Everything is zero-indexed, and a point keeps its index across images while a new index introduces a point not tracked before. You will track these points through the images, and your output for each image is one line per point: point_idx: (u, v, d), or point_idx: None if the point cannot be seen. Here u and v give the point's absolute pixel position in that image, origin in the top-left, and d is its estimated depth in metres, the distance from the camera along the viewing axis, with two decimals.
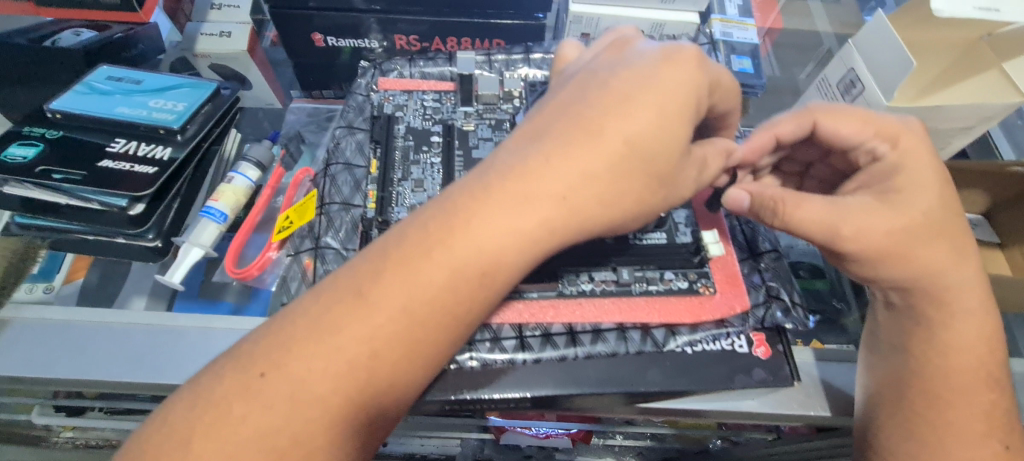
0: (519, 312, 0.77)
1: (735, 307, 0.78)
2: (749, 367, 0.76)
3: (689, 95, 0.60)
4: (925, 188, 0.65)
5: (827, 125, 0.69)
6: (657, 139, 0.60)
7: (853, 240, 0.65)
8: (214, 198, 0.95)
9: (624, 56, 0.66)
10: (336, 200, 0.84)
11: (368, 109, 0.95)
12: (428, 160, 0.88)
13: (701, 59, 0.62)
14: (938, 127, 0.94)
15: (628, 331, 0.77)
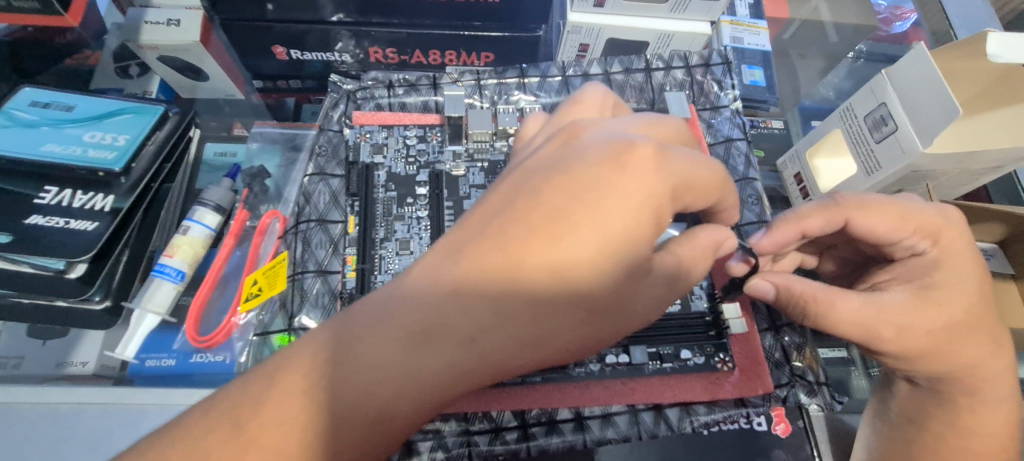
0: (522, 398, 0.69)
1: (756, 388, 0.71)
2: (769, 449, 0.71)
3: (642, 212, 0.51)
4: (961, 289, 0.61)
5: (862, 223, 0.62)
6: (600, 267, 0.50)
7: (893, 341, 0.60)
8: (168, 253, 0.85)
9: (572, 147, 0.55)
10: (311, 269, 0.76)
11: (343, 149, 0.84)
12: (413, 214, 0.78)
13: (660, 164, 0.53)
14: (971, 168, 0.85)
15: (640, 412, 0.71)
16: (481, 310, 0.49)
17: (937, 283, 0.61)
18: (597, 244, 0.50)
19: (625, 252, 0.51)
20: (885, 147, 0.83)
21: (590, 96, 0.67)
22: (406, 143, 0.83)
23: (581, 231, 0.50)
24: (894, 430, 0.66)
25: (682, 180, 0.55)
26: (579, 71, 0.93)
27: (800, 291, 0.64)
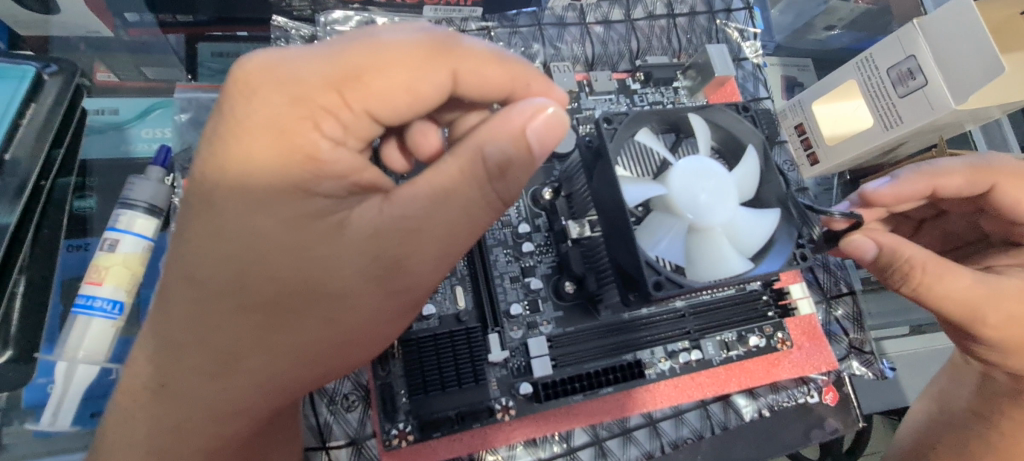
0: (635, 401, 0.87)
1: (822, 366, 0.95)
2: (822, 420, 0.98)
3: (413, 97, 0.68)
4: None
5: (1003, 188, 0.94)
6: (278, 179, 0.63)
7: (995, 327, 0.81)
8: (97, 282, 0.89)
9: (355, 40, 0.66)
10: (512, 304, 0.85)
11: (507, 227, 0.88)
12: (537, 258, 0.88)
13: (426, 60, 0.66)
14: (963, 119, 0.97)
15: (710, 407, 0.95)
16: (231, 301, 0.62)
17: None
18: (290, 235, 0.63)
19: (248, 246, 0.62)
20: (909, 101, 0.93)
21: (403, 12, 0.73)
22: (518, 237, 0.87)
23: (258, 219, 0.62)
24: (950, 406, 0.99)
25: (281, 136, 0.63)
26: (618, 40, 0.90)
27: (908, 257, 0.81)
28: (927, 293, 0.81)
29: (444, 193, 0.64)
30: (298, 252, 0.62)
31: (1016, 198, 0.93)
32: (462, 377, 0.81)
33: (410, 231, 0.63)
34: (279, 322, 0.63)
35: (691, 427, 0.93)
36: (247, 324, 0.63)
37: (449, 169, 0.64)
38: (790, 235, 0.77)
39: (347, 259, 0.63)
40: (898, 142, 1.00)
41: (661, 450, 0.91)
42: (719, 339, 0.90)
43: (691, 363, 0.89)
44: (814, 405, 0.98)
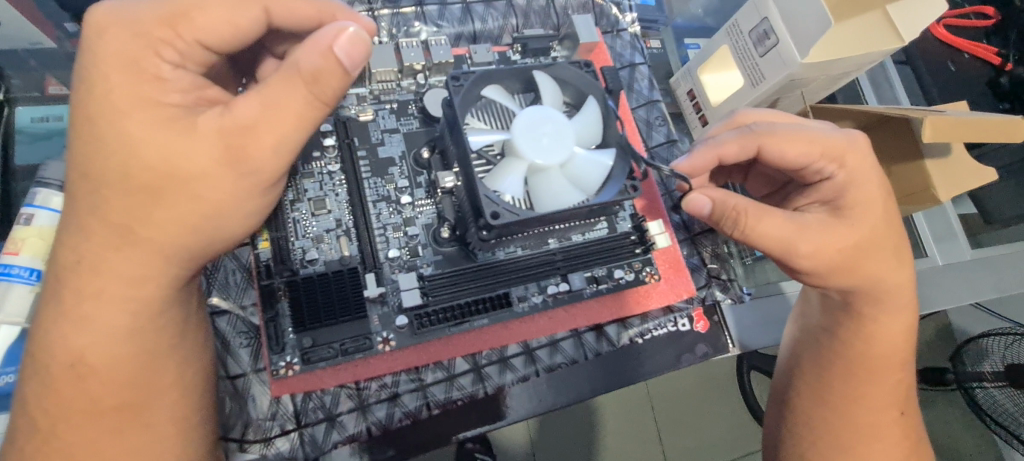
0: (510, 333, 0.93)
1: (682, 292, 1.01)
2: (694, 344, 1.05)
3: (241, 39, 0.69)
4: (871, 205, 0.78)
5: (772, 150, 0.78)
6: (133, 105, 0.64)
7: (807, 257, 0.76)
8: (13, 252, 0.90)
9: None
10: (389, 246, 0.90)
11: (379, 175, 0.93)
12: (415, 205, 0.92)
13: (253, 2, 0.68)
14: (831, 75, 0.96)
15: (584, 335, 1.01)
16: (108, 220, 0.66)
17: (850, 203, 0.78)
18: (152, 135, 0.64)
19: (120, 146, 0.64)
20: (768, 60, 0.91)
21: None
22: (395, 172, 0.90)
23: (130, 125, 0.64)
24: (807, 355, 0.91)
25: (127, 65, 0.64)
26: None
27: (733, 205, 0.75)
28: (744, 231, 0.76)
29: (269, 104, 0.65)
30: (162, 147, 0.64)
31: (802, 139, 0.78)
32: (338, 310, 0.86)
33: (245, 133, 0.65)
34: (142, 214, 0.66)
35: (566, 354, 1.00)
36: (118, 216, 0.66)
37: (271, 88, 0.65)
38: (626, 168, 0.85)
39: (198, 154, 0.65)
40: (773, 98, 0.99)
41: (536, 373, 0.98)
42: (587, 274, 0.94)
43: (561, 295, 0.93)
44: (686, 332, 1.06)
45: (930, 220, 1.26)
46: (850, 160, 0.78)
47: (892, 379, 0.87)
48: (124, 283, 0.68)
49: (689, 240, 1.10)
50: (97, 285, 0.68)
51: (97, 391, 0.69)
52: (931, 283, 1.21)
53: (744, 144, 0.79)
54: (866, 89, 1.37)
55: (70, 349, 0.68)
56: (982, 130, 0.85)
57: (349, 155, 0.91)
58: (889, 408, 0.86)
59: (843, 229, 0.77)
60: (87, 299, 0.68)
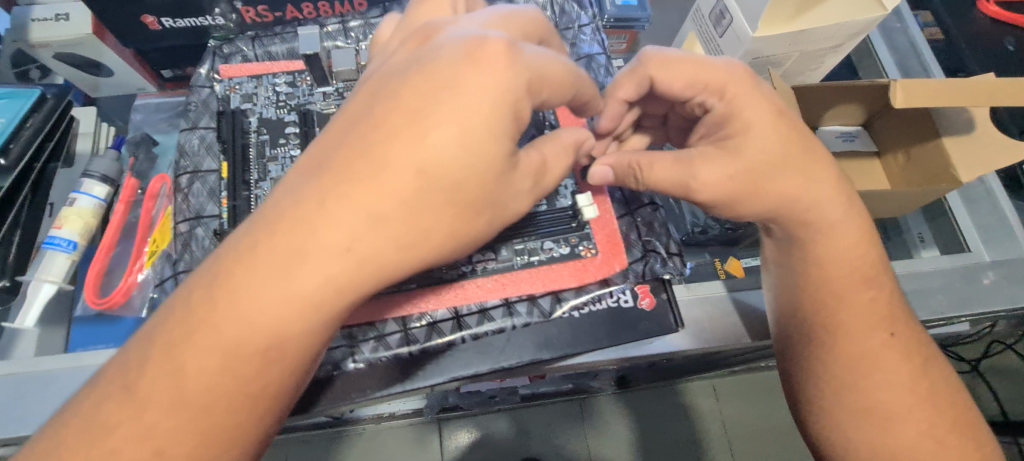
0: (403, 305, 0.74)
1: (614, 267, 0.78)
2: (636, 321, 0.77)
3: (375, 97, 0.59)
4: (759, 132, 0.65)
5: (660, 79, 0.68)
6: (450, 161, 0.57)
7: (704, 189, 0.67)
8: (56, 226, 0.86)
9: (425, 48, 0.62)
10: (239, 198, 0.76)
11: (213, 102, 0.84)
12: (286, 154, 0.81)
13: (510, 53, 0.58)
14: (810, 50, 0.91)
15: (514, 305, 0.77)
16: None
17: (733, 132, 0.67)
18: None
19: None
20: (727, 41, 0.89)
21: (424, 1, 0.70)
22: (276, 89, 0.86)
23: None
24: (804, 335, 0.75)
25: None
26: None
27: (629, 161, 0.72)
28: (645, 182, 0.72)
29: (426, 108, 0.57)
30: (449, 89, 0.57)
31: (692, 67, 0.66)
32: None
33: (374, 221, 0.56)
34: (335, 180, 0.56)
35: (493, 324, 0.75)
36: (305, 192, 0.56)
37: (417, 98, 0.58)
38: None
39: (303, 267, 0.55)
40: None
41: (459, 341, 0.75)
42: (514, 242, 0.78)
43: (489, 265, 0.77)
44: (625, 311, 0.78)
45: (975, 213, 1.11)
46: (734, 88, 0.65)
47: (866, 291, 0.72)
48: (334, 255, 0.55)
49: (648, 203, 0.83)
50: (289, 246, 0.55)
51: (290, 369, 0.57)
52: (978, 274, 1.02)
53: (637, 81, 0.69)
54: (888, 68, 1.23)
55: (249, 336, 0.55)
56: (972, 89, 0.75)
57: (220, 97, 0.84)
58: (879, 322, 0.72)
59: (726, 161, 0.66)
60: (183, 298, 0.56)
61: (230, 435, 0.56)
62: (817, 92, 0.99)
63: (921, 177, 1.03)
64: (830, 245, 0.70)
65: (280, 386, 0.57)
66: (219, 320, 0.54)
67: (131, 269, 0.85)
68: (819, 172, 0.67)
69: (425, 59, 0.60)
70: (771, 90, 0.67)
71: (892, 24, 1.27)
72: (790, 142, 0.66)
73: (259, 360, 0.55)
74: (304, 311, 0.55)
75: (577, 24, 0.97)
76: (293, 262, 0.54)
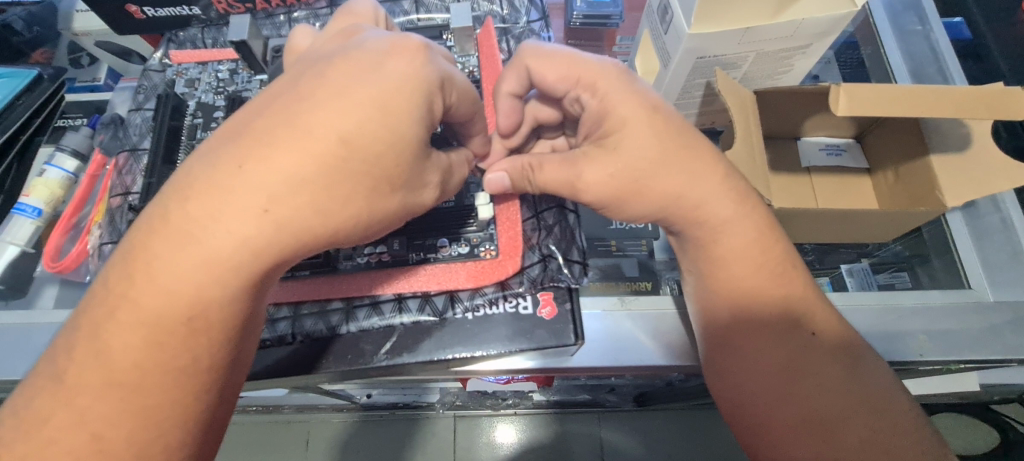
0: (295, 291, 0.76)
1: (509, 270, 0.75)
2: (532, 329, 0.73)
3: (289, 91, 0.54)
4: (635, 131, 0.68)
5: (535, 69, 0.72)
6: (354, 139, 0.52)
7: (590, 191, 0.70)
8: (26, 193, 0.96)
9: (348, 44, 0.59)
10: (157, 178, 0.80)
11: (161, 86, 0.90)
12: (213, 137, 0.85)
13: (425, 54, 0.57)
14: (767, 50, 0.83)
15: (406, 301, 0.75)
16: None
17: (611, 130, 0.69)
18: None
19: None
20: (670, 36, 0.83)
21: (359, 8, 0.70)
22: (217, 75, 0.90)
23: None
24: (740, 363, 0.72)
25: None
26: None
27: (522, 163, 0.72)
28: (539, 184, 0.72)
29: (343, 100, 0.52)
30: (361, 74, 0.54)
31: (564, 63, 0.71)
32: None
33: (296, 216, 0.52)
34: (250, 143, 0.52)
35: (381, 319, 0.74)
36: (226, 156, 0.52)
37: (330, 91, 0.53)
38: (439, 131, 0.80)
39: (222, 252, 0.51)
40: (698, 81, 0.89)
41: (347, 333, 0.74)
42: (409, 238, 0.77)
43: (385, 258, 0.77)
44: (522, 318, 0.74)
45: (985, 247, 0.97)
46: (602, 85, 0.69)
47: (776, 288, 0.73)
48: (250, 218, 0.51)
49: (559, 207, 0.80)
50: (207, 211, 0.51)
51: (219, 338, 0.54)
52: (974, 314, 0.88)
53: (517, 74, 0.74)
54: (900, 75, 1.10)
55: (171, 303, 0.52)
56: (919, 101, 0.69)
57: (166, 82, 0.90)
58: (790, 320, 0.72)
59: (608, 161, 0.68)
60: (109, 271, 0.53)
61: (178, 409, 0.52)
62: (778, 99, 0.89)
63: (907, 198, 0.92)
64: (716, 244, 0.73)
65: (213, 357, 0.54)
66: (140, 291, 0.52)
67: (82, 237, 0.91)
68: (697, 167, 0.70)
69: (347, 50, 0.57)
70: (635, 85, 0.70)
71: (912, 27, 1.13)
72: (663, 138, 0.69)
73: (182, 330, 0.52)
74: (223, 277, 0.52)
75: (524, 19, 0.95)
76: (193, 242, 0.51)
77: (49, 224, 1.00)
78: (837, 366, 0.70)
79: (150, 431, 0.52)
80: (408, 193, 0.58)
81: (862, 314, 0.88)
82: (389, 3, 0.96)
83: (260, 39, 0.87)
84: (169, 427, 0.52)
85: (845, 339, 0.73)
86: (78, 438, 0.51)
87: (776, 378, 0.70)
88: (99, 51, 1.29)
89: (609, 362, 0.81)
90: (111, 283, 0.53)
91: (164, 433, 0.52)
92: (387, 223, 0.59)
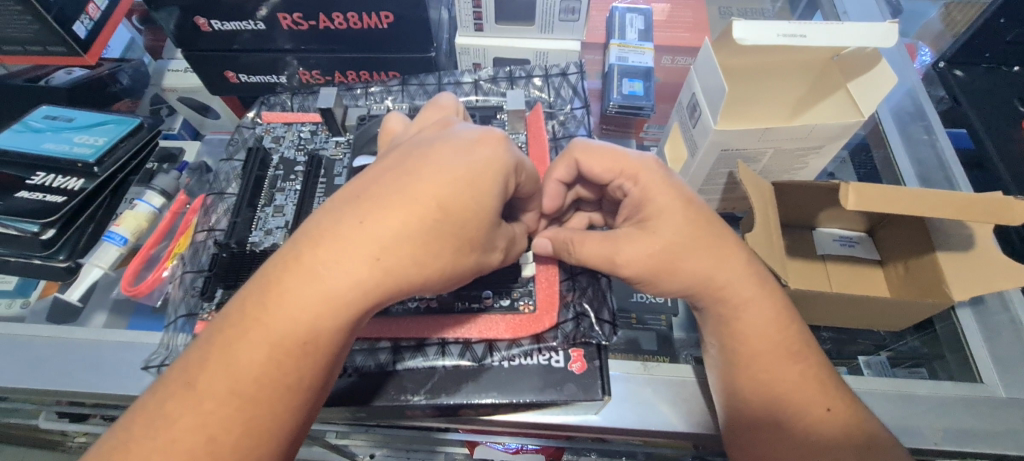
0: None
1: (545, 324, 0.82)
2: (562, 382, 0.79)
3: (399, 166, 0.66)
4: (669, 214, 0.77)
5: (585, 162, 0.82)
6: (451, 206, 0.62)
7: (627, 265, 0.78)
8: (117, 223, 1.07)
9: (445, 131, 0.71)
10: (241, 218, 0.91)
11: (250, 141, 1.04)
12: (292, 188, 0.97)
13: (506, 142, 0.68)
14: (784, 148, 0.94)
15: (449, 345, 0.82)
16: None
17: (648, 214, 0.79)
18: None
19: None
20: (698, 130, 0.95)
21: (444, 101, 0.83)
22: (300, 135, 1.03)
23: None
24: (760, 431, 0.76)
25: None
26: (452, 80, 1.12)
27: (565, 235, 0.81)
28: (578, 254, 0.80)
29: (443, 174, 0.63)
30: (460, 153, 0.65)
31: (609, 156, 0.81)
32: (243, 277, 0.86)
33: (400, 267, 0.61)
34: (368, 204, 0.62)
35: (425, 360, 0.81)
36: (349, 213, 0.62)
37: (432, 166, 0.64)
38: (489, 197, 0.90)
39: (336, 291, 0.60)
40: (723, 170, 1.00)
41: (393, 371, 0.81)
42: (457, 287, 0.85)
43: (433, 304, 0.85)
44: (554, 370, 0.80)
45: (995, 346, 1.01)
46: (643, 177, 0.79)
47: (792, 367, 0.78)
48: (365, 263, 0.60)
49: (592, 271, 0.88)
50: (330, 256, 0.60)
51: (322, 363, 0.62)
52: (987, 409, 0.91)
53: (567, 165, 0.83)
54: (909, 178, 1.19)
55: (293, 328, 0.60)
56: (921, 201, 0.78)
57: (256, 140, 1.04)
58: (806, 399, 0.77)
59: (644, 238, 0.77)
60: (242, 300, 0.62)
61: (262, 428, 0.59)
62: (794, 190, 0.99)
63: (916, 290, 0.98)
64: (738, 320, 0.79)
65: (312, 379, 0.62)
66: (270, 316, 0.60)
67: (160, 267, 1.03)
68: (728, 252, 0.79)
69: (445, 136, 0.69)
70: (673, 178, 0.81)
71: (919, 136, 1.24)
72: (698, 226, 0.78)
73: (298, 352, 0.60)
74: (337, 310, 0.61)
75: (569, 107, 1.08)
76: (314, 281, 0.60)
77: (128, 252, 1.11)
78: (853, 448, 0.73)
79: (249, 437, 0.59)
80: (484, 253, 0.68)
81: (878, 402, 0.92)
82: (452, 86, 1.11)
83: (342, 108, 1.02)
84: (249, 444, 0.59)
85: (861, 419, 0.76)
86: (186, 437, 0.57)
87: (797, 449, 0.74)
88: (179, 106, 1.47)
89: (632, 426, 0.85)
90: (244, 309, 0.61)
91: (257, 441, 0.59)
92: (464, 279, 0.69)
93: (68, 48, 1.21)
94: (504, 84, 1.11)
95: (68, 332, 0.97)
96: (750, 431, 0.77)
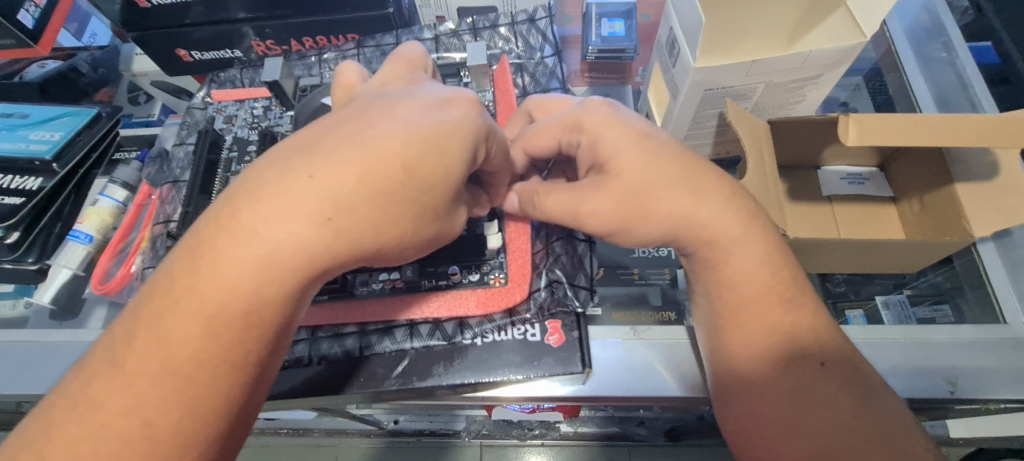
0: (313, 315, 0.79)
1: (516, 298, 0.77)
2: (540, 356, 0.74)
3: (364, 111, 0.60)
4: (643, 158, 0.70)
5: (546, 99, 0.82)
6: (412, 166, 0.57)
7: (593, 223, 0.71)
8: (80, 221, 1.05)
9: (412, 89, 0.64)
10: (193, 209, 0.87)
11: (201, 123, 0.98)
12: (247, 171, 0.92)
13: (479, 109, 0.63)
14: (776, 81, 0.84)
15: (418, 326, 0.78)
16: None
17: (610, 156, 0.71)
18: None
19: None
20: (678, 70, 0.85)
21: (409, 51, 0.75)
22: (253, 112, 0.97)
23: None
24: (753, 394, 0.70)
25: None
26: (412, 37, 1.03)
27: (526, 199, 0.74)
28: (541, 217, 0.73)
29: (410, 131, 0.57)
30: (428, 113, 0.60)
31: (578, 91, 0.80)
32: None
33: (351, 234, 0.56)
34: (318, 154, 0.56)
35: (394, 343, 0.77)
36: (295, 165, 0.56)
37: (391, 119, 0.58)
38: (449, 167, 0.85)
39: (281, 256, 0.55)
40: (711, 112, 0.90)
41: (361, 357, 0.77)
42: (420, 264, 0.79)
43: (400, 285, 0.80)
44: (529, 345, 0.75)
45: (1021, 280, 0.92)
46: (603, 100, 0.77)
47: (782, 316, 0.71)
48: (313, 223, 0.55)
49: (567, 236, 0.82)
50: (273, 213, 0.55)
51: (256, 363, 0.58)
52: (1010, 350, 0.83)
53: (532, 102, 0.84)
54: (924, 103, 1.08)
55: (231, 298, 0.56)
56: (928, 126, 0.68)
57: (212, 118, 0.98)
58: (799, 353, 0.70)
59: (612, 183, 0.70)
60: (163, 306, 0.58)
61: (197, 434, 0.55)
62: (792, 128, 0.89)
63: (934, 226, 0.89)
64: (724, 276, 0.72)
65: (251, 373, 0.58)
66: (204, 285, 0.56)
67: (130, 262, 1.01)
68: (702, 189, 0.71)
69: (411, 94, 0.63)
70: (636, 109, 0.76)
71: (936, 54, 1.11)
72: (669, 164, 0.70)
73: (239, 324, 0.56)
74: (281, 277, 0.56)
75: (539, 55, 0.98)
76: (249, 239, 0.55)
77: (100, 251, 1.09)
78: (847, 403, 0.66)
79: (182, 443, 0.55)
80: (442, 223, 0.63)
81: (889, 351, 0.84)
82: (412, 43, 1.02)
83: (291, 79, 0.94)
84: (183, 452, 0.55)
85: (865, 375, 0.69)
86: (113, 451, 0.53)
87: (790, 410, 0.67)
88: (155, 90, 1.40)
89: (622, 396, 0.80)
90: (175, 276, 0.57)
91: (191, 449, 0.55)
92: (419, 249, 0.64)
93: (17, 39, 1.12)
94: (467, 36, 1.02)
95: (41, 335, 0.94)
96: (745, 395, 0.70)
